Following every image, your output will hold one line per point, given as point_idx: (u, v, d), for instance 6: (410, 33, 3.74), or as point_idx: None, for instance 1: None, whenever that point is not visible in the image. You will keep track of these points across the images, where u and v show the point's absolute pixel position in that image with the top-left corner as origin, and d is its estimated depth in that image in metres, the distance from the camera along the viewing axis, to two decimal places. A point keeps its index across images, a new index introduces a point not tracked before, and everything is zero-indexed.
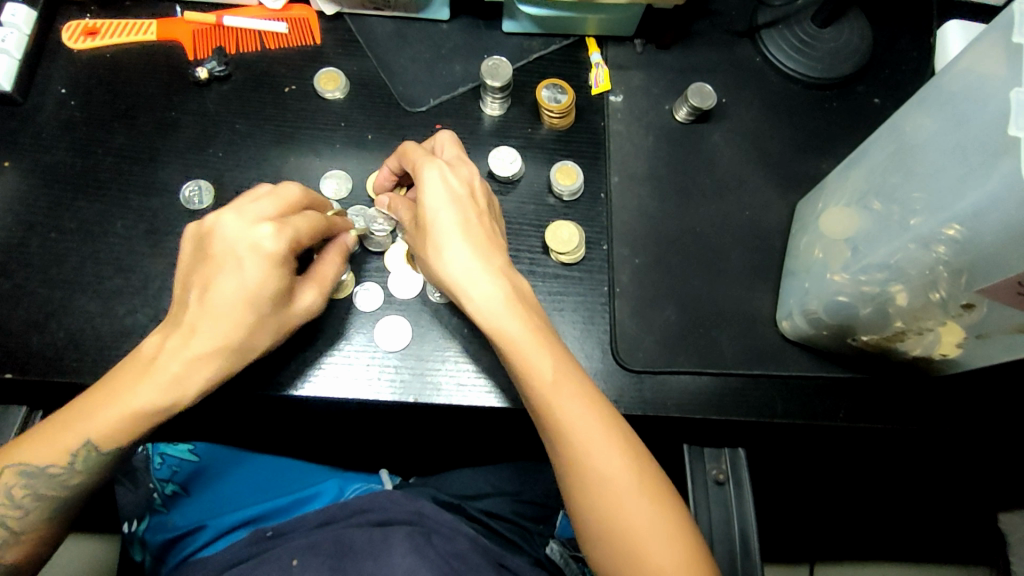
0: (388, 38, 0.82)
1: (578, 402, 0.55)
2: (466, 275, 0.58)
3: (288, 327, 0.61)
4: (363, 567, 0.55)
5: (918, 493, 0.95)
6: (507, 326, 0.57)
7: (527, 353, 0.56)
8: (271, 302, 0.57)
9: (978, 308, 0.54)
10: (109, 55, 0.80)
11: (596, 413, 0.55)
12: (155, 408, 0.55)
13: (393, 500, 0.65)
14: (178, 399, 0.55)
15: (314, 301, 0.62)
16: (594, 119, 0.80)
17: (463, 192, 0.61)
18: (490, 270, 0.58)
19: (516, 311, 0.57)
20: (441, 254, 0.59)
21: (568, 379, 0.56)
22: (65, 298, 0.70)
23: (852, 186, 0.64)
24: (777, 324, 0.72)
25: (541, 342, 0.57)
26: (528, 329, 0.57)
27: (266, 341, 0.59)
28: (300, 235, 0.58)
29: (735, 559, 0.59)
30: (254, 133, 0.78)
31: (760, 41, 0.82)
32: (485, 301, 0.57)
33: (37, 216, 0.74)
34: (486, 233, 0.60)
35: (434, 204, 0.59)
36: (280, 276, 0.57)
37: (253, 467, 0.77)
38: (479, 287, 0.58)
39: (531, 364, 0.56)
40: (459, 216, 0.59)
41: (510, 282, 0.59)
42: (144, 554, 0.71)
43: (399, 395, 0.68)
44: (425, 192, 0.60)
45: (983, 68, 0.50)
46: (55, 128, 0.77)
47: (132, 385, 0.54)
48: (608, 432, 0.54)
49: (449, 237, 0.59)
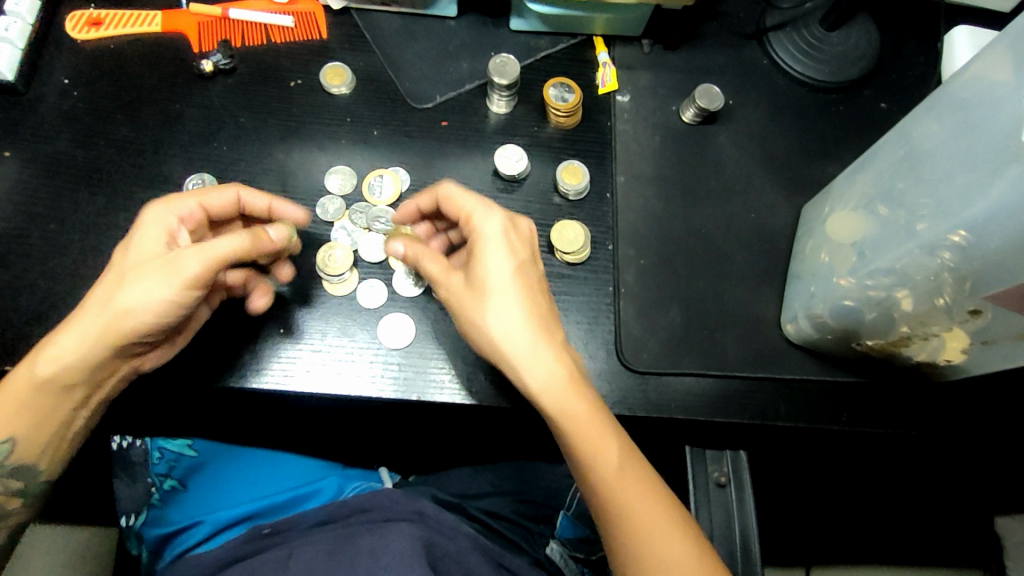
0: (394, 34, 0.82)
1: (638, 482, 0.53)
2: (530, 348, 0.56)
3: (149, 284, 0.55)
4: (357, 561, 0.54)
5: (917, 499, 0.96)
6: (574, 404, 0.55)
7: (590, 431, 0.54)
8: (129, 253, 0.57)
9: (984, 314, 0.54)
10: (112, 46, 0.80)
11: (655, 494, 0.53)
12: (21, 392, 0.55)
13: (393, 499, 0.64)
14: (37, 379, 0.55)
15: (185, 254, 0.56)
16: (600, 118, 0.80)
17: (524, 255, 0.59)
18: (551, 344, 0.57)
19: (574, 388, 0.56)
20: (500, 324, 0.56)
21: (628, 455, 0.55)
22: (66, 291, 0.70)
23: (859, 191, 0.64)
24: (782, 327, 0.72)
25: (604, 418, 0.56)
26: (591, 404, 0.56)
27: (123, 300, 0.54)
28: (185, 201, 0.61)
29: (736, 562, 0.59)
30: (259, 127, 0.77)
31: (768, 44, 0.82)
32: (548, 378, 0.56)
33: (39, 207, 0.73)
34: (542, 302, 0.59)
35: (493, 268, 0.58)
36: (145, 232, 0.58)
37: (251, 461, 0.76)
38: (544, 363, 0.56)
39: (599, 442, 0.54)
40: (520, 284, 0.58)
41: (568, 356, 0.58)
42: (140, 548, 0.71)
43: (402, 392, 0.68)
44: (489, 255, 0.58)
45: (992, 74, 0.50)
46: (58, 119, 0.76)
47: (12, 377, 0.56)
48: (672, 513, 0.52)
49: (508, 304, 0.57)
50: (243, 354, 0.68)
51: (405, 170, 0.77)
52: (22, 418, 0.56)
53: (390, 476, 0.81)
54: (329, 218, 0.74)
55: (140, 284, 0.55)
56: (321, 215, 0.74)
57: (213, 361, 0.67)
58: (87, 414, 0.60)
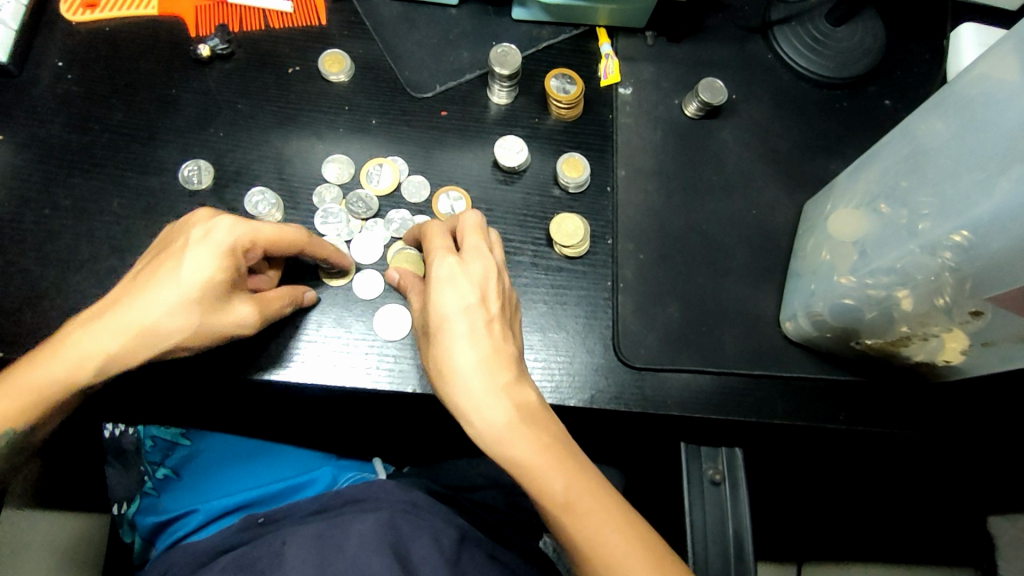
0: (395, 21, 0.80)
1: (595, 520, 0.48)
2: (468, 392, 0.51)
3: (213, 333, 0.56)
4: (347, 544, 0.54)
5: (909, 499, 0.96)
6: (516, 451, 0.49)
7: (536, 474, 0.48)
8: (201, 290, 0.53)
9: (985, 316, 0.53)
10: (107, 28, 0.78)
11: (615, 527, 0.48)
12: (53, 389, 0.53)
13: (387, 490, 0.62)
14: (76, 378, 0.53)
15: (244, 313, 0.58)
16: (602, 111, 0.79)
17: (475, 298, 0.53)
18: (492, 389, 0.51)
19: (523, 432, 0.50)
20: (451, 366, 0.52)
21: (584, 494, 0.48)
22: (59, 276, 0.69)
23: (863, 187, 0.63)
24: (781, 325, 0.72)
25: (554, 460, 0.49)
26: (538, 448, 0.49)
27: (177, 335, 0.54)
28: (260, 232, 0.57)
29: (729, 559, 0.59)
30: (255, 114, 0.76)
31: (772, 38, 0.81)
32: (490, 426, 0.50)
33: (31, 191, 0.72)
34: (497, 343, 0.53)
35: (439, 310, 0.53)
36: (212, 266, 0.53)
37: (241, 452, 0.75)
38: (484, 409, 0.50)
39: (543, 485, 0.48)
40: (466, 324, 0.52)
41: (516, 401, 0.51)
42: (133, 535, 0.72)
43: (398, 384, 0.68)
44: (435, 294, 0.54)
45: (1001, 73, 0.49)
46: (52, 102, 0.75)
47: (31, 363, 0.53)
48: (636, 544, 0.47)
49: (454, 348, 0.52)
50: (240, 341, 0.67)
51: (404, 160, 0.76)
52: (35, 417, 0.54)
53: (383, 468, 0.81)
54: (327, 208, 0.74)
55: (197, 329, 0.54)
56: (318, 204, 0.74)
57: (210, 348, 0.67)
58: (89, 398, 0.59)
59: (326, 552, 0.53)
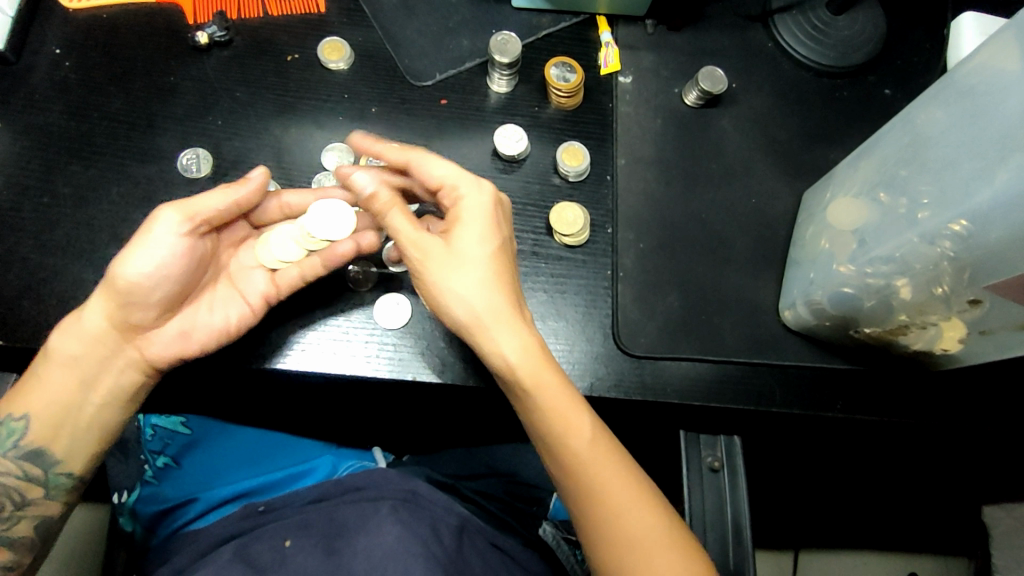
0: (395, 9, 0.80)
1: (614, 462, 0.54)
2: (502, 322, 0.56)
3: (149, 248, 0.57)
4: (356, 544, 0.54)
5: (905, 488, 0.96)
6: (547, 380, 0.55)
7: (564, 410, 0.54)
8: None
9: (983, 304, 0.53)
10: (105, 15, 0.78)
11: (626, 467, 0.54)
12: (43, 366, 0.58)
13: (387, 477, 0.61)
14: (59, 347, 0.58)
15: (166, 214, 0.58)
16: (602, 100, 0.79)
17: (502, 235, 0.58)
18: (518, 321, 0.56)
19: (549, 364, 0.56)
20: (482, 294, 0.56)
21: (601, 436, 0.55)
22: (58, 265, 0.69)
23: (863, 176, 0.63)
24: (779, 314, 0.72)
25: (575, 399, 0.55)
26: (561, 384, 0.55)
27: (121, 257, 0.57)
28: None
29: (728, 545, 0.59)
30: (254, 101, 0.76)
31: (773, 27, 0.81)
32: (518, 354, 0.55)
33: (30, 180, 0.72)
34: (514, 285, 0.58)
35: (472, 243, 0.57)
36: None
37: (240, 441, 0.76)
38: (514, 338, 0.55)
39: (569, 421, 0.54)
40: (496, 260, 0.57)
41: (538, 337, 0.57)
42: (134, 525, 0.71)
43: (397, 372, 0.68)
44: (465, 228, 0.57)
45: (1002, 61, 0.48)
46: (49, 89, 0.75)
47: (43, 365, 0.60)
48: (642, 488, 0.54)
49: (485, 278, 0.56)
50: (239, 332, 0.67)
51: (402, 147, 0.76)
52: (30, 400, 0.57)
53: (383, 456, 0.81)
54: None
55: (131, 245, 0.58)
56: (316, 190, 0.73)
57: None
58: (99, 401, 0.59)
59: (336, 555, 0.53)
